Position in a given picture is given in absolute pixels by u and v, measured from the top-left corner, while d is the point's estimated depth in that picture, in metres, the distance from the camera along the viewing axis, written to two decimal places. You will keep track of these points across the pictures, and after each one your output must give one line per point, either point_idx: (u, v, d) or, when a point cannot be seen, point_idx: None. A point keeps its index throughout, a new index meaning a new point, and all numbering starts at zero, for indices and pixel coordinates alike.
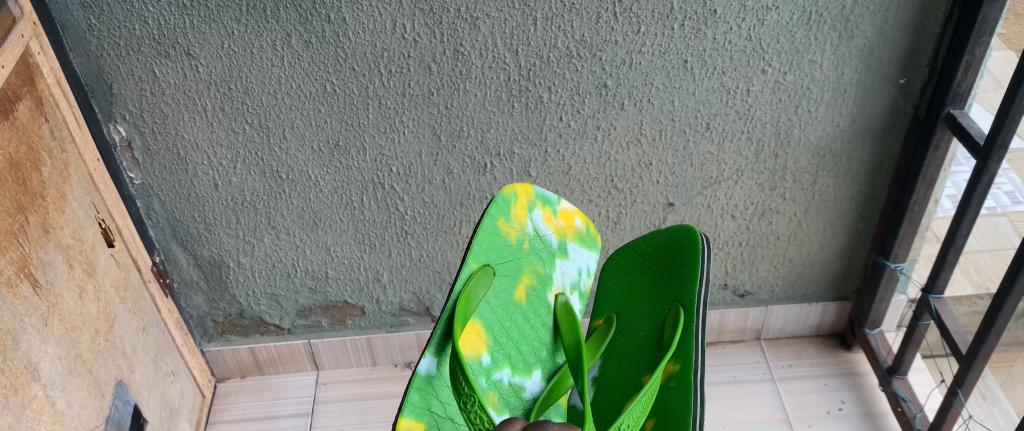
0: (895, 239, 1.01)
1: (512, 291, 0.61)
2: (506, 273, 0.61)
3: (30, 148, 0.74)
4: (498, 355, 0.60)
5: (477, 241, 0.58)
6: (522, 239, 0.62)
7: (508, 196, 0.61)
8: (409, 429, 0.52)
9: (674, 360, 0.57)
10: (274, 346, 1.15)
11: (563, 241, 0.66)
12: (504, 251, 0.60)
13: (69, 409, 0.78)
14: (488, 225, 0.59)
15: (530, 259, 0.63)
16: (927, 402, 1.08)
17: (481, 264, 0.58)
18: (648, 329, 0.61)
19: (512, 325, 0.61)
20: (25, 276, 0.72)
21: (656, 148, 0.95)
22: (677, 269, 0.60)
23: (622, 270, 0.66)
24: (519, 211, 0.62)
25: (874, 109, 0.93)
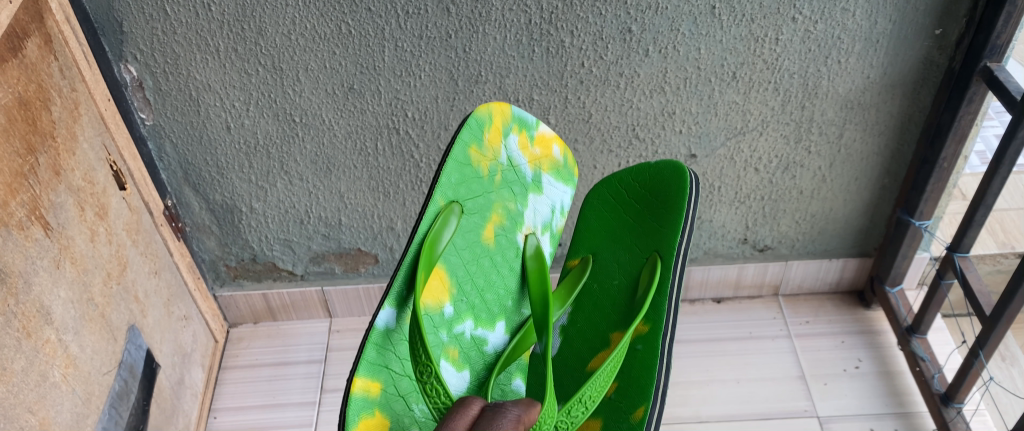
0: (921, 197, 0.99)
1: (479, 232, 0.63)
2: (475, 211, 0.62)
3: (39, 86, 0.72)
4: (461, 305, 0.62)
5: (445, 177, 0.60)
6: (495, 169, 0.64)
7: (479, 123, 0.63)
8: (364, 388, 0.52)
9: (645, 321, 0.61)
10: (287, 292, 1.15)
11: (537, 172, 0.68)
12: (471, 185, 0.62)
13: (82, 353, 0.77)
14: (459, 155, 0.61)
15: (502, 193, 0.65)
16: (947, 363, 1.06)
17: (448, 201, 0.60)
18: (621, 279, 0.65)
19: (478, 270, 0.63)
20: (36, 219, 0.70)
21: (680, 96, 0.92)
22: (659, 213, 0.64)
23: (605, 207, 0.69)
24: (493, 137, 0.64)
25: (906, 60, 0.90)
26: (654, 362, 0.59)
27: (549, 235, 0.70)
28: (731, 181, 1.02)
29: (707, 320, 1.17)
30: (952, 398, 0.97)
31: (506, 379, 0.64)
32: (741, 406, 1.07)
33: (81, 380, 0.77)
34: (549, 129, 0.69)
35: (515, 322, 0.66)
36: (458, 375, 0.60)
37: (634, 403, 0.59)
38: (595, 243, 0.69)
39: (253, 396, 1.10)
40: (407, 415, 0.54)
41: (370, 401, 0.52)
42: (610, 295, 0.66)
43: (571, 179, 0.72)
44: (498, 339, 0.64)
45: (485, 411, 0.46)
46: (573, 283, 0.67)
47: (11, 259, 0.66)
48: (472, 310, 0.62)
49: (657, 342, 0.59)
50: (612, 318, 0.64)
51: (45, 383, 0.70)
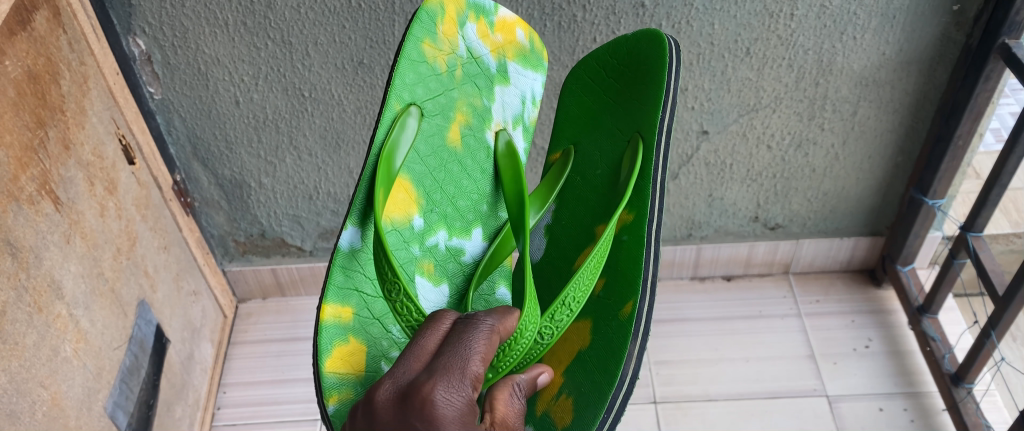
0: (935, 176, 0.98)
1: (444, 135, 0.65)
2: (435, 112, 0.64)
3: (48, 59, 0.71)
4: (432, 216, 0.64)
5: (397, 81, 0.61)
6: (454, 65, 0.66)
7: (427, 19, 0.64)
8: (334, 315, 0.56)
9: (629, 211, 0.62)
10: (296, 268, 1.14)
11: (502, 61, 0.69)
12: (428, 83, 0.64)
13: (93, 328, 0.77)
14: (411, 51, 0.63)
15: (464, 89, 0.66)
16: (958, 343, 1.06)
17: (405, 104, 0.62)
18: (604, 169, 0.67)
19: (447, 175, 0.65)
20: (46, 193, 0.70)
21: (692, 73, 0.91)
22: (639, 93, 0.65)
23: (582, 91, 0.71)
24: (447, 30, 0.65)
25: (923, 37, 0.88)
26: (641, 252, 0.61)
27: (524, 128, 0.71)
28: (743, 158, 1.01)
29: (717, 298, 1.17)
30: (963, 378, 0.97)
31: (489, 289, 0.66)
32: (750, 385, 1.07)
33: (92, 354, 0.77)
34: (509, 14, 0.69)
35: (493, 228, 0.68)
36: (436, 289, 0.63)
37: (622, 298, 0.61)
38: (581, 135, 0.70)
39: (262, 371, 1.11)
40: (385, 338, 0.58)
41: (343, 326, 0.56)
42: (594, 186, 0.68)
43: (543, 65, 0.72)
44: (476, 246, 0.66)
45: (458, 323, 0.47)
46: (551, 184, 0.70)
47: (21, 234, 0.66)
48: (445, 217, 0.65)
49: (641, 233, 0.61)
50: (594, 212, 0.67)
51: (57, 358, 0.70)
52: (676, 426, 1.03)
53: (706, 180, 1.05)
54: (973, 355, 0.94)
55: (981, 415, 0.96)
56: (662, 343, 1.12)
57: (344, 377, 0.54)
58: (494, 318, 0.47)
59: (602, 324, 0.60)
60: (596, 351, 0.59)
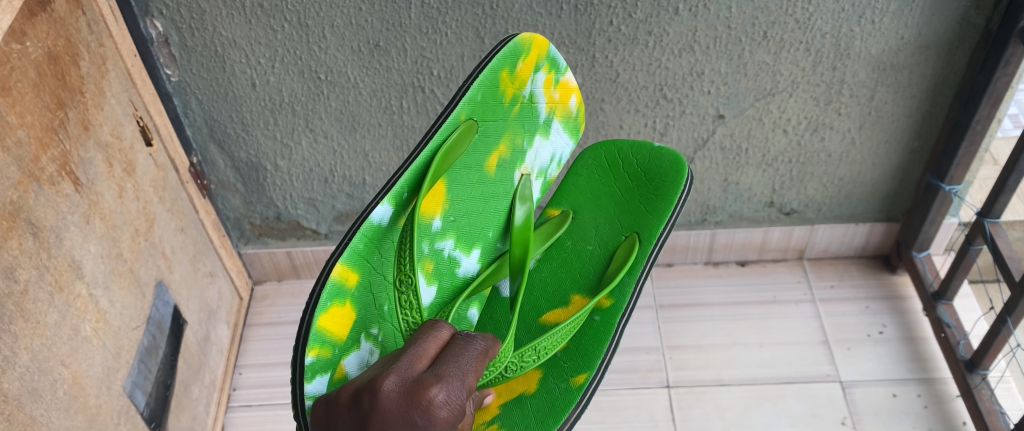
0: (953, 162, 0.97)
1: (486, 155, 0.65)
2: (488, 134, 0.65)
3: (68, 41, 0.71)
4: (448, 224, 0.63)
5: (474, 95, 0.61)
6: (517, 101, 0.67)
7: (520, 51, 0.64)
8: (340, 276, 0.52)
9: (608, 298, 0.67)
10: (311, 250, 1.15)
11: (549, 117, 0.72)
12: (493, 106, 0.64)
13: (112, 308, 0.78)
14: (495, 73, 0.63)
15: (514, 125, 0.68)
16: (972, 329, 1.06)
17: (470, 118, 0.61)
18: (597, 247, 0.72)
19: (472, 192, 0.65)
20: (66, 174, 0.70)
21: (709, 56, 0.90)
22: (647, 201, 0.72)
23: (596, 172, 0.77)
24: (525, 68, 0.66)
25: (942, 21, 0.87)
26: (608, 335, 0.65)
27: (543, 181, 0.75)
28: (759, 142, 1.01)
29: (731, 282, 1.17)
30: (978, 364, 0.97)
31: (466, 306, 0.67)
32: (764, 370, 1.07)
33: (111, 334, 0.77)
34: (572, 78, 0.73)
35: (490, 252, 0.69)
36: (427, 288, 0.62)
37: (579, 365, 0.64)
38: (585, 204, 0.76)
39: (278, 353, 1.11)
40: (373, 315, 0.55)
41: (346, 290, 0.52)
42: (580, 257, 0.72)
43: (575, 134, 0.77)
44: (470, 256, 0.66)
45: (458, 338, 0.48)
46: (552, 232, 0.74)
47: (42, 215, 0.67)
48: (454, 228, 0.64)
49: (614, 319, 0.66)
50: (578, 280, 0.71)
51: (77, 337, 0.71)
52: (689, 411, 1.03)
53: (721, 164, 1.04)
54: (988, 341, 0.94)
55: (995, 402, 0.96)
56: (675, 327, 1.12)
57: (329, 335, 0.50)
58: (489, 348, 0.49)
59: (550, 381, 0.63)
60: (538, 404, 0.61)
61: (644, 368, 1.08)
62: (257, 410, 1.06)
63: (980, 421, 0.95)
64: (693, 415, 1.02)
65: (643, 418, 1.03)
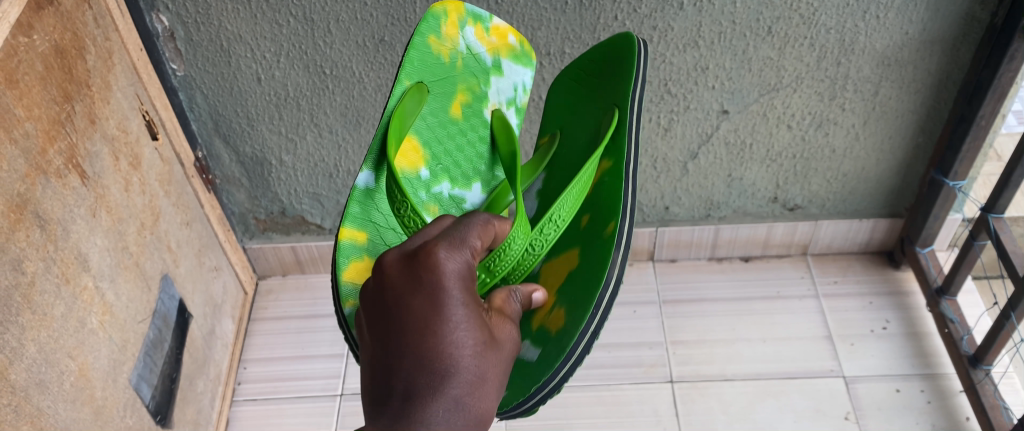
0: (957, 157, 0.97)
1: (448, 110, 0.66)
2: (438, 92, 0.66)
3: (74, 35, 0.72)
4: (437, 169, 0.65)
5: (410, 59, 0.63)
6: (455, 57, 0.67)
7: (438, 17, 0.66)
8: (352, 238, 0.59)
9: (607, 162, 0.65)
10: (315, 245, 1.15)
11: (496, 58, 0.71)
12: (432, 69, 0.65)
13: (118, 301, 0.78)
14: (420, 42, 0.64)
15: (465, 77, 0.68)
16: (976, 325, 1.05)
17: (413, 82, 0.63)
18: (586, 137, 0.69)
19: (450, 141, 0.66)
20: (73, 167, 0.71)
21: (714, 51, 0.90)
22: (615, 78, 0.69)
23: (569, 83, 0.74)
24: (451, 30, 0.67)
25: (947, 16, 0.87)
26: (620, 187, 0.62)
27: (516, 111, 0.73)
28: (763, 138, 1.01)
29: (734, 278, 1.17)
30: (982, 360, 0.97)
31: None
32: (767, 365, 1.07)
33: (117, 327, 0.78)
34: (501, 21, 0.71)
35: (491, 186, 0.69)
36: None
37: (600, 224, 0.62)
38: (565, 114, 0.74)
39: (283, 347, 1.12)
40: None
41: (361, 246, 0.59)
42: (576, 154, 0.70)
43: (531, 63, 0.74)
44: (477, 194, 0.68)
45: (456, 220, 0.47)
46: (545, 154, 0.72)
47: (50, 207, 0.67)
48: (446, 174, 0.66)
49: (620, 173, 0.63)
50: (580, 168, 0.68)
51: (84, 330, 0.71)
52: (693, 405, 1.03)
53: (725, 160, 1.05)
54: (992, 337, 0.94)
55: (999, 397, 0.96)
56: (679, 322, 1.12)
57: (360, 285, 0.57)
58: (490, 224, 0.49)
59: (587, 249, 0.61)
60: (580, 272, 0.60)
61: (648, 363, 1.08)
62: (262, 404, 1.06)
63: (983, 416, 0.95)
64: (697, 410, 1.02)
65: (647, 413, 1.03)
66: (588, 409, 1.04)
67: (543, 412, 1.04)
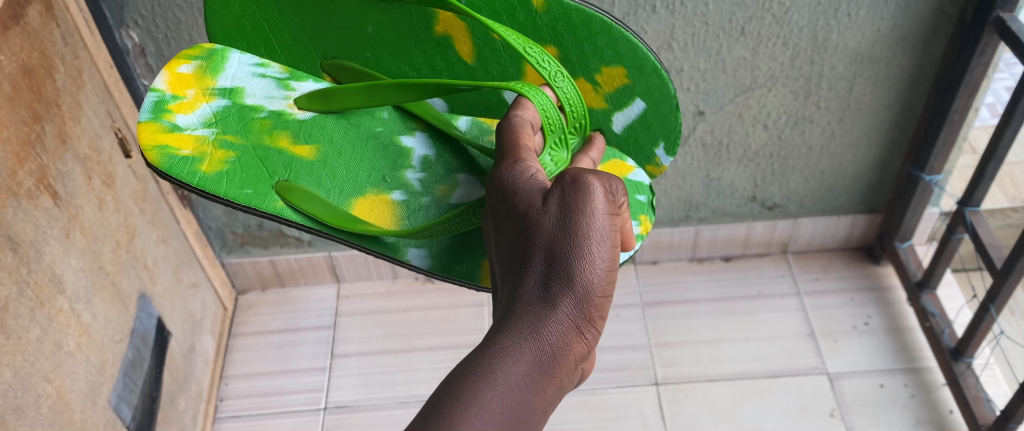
0: (932, 152, 0.97)
1: (292, 160, 0.60)
2: (274, 164, 0.60)
3: (42, 54, 0.71)
4: (393, 177, 0.61)
5: (242, 162, 0.59)
6: (257, 126, 0.61)
7: (201, 104, 0.61)
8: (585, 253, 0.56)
9: (619, 69, 0.55)
10: (295, 258, 1.15)
11: (289, 88, 0.63)
12: (264, 152, 0.60)
13: (95, 322, 0.77)
14: (240, 135, 0.60)
15: (269, 133, 0.61)
16: (957, 318, 1.06)
17: (276, 179, 0.59)
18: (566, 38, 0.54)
19: (339, 173, 0.61)
20: (44, 188, 0.70)
21: (688, 53, 0.90)
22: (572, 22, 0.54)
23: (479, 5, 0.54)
24: (208, 109, 0.61)
25: (917, 12, 0.87)
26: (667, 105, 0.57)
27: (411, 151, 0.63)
28: (740, 137, 1.01)
29: (716, 278, 1.17)
30: (963, 353, 0.97)
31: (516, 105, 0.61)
32: (751, 364, 1.07)
33: (95, 348, 0.77)
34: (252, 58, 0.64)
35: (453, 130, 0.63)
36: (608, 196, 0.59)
37: (557, 37, 0.55)
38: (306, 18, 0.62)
39: (265, 362, 1.11)
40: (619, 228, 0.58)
41: None
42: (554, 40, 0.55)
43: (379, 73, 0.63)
44: (216, 125, 0.60)
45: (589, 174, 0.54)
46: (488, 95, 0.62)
47: (21, 229, 0.66)
48: (256, 172, 0.59)
49: (647, 84, 0.56)
50: (574, 59, 0.55)
51: (60, 352, 0.70)
52: (678, 408, 1.03)
53: (703, 161, 1.05)
54: (972, 329, 0.94)
55: (981, 389, 0.97)
56: (662, 324, 1.12)
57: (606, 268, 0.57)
58: (525, 112, 0.50)
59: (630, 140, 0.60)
60: (590, 72, 0.56)
61: (632, 365, 1.08)
62: (245, 420, 1.05)
63: (966, 409, 0.96)
64: (682, 411, 1.03)
65: (633, 416, 1.03)
66: (573, 414, 1.04)
67: None
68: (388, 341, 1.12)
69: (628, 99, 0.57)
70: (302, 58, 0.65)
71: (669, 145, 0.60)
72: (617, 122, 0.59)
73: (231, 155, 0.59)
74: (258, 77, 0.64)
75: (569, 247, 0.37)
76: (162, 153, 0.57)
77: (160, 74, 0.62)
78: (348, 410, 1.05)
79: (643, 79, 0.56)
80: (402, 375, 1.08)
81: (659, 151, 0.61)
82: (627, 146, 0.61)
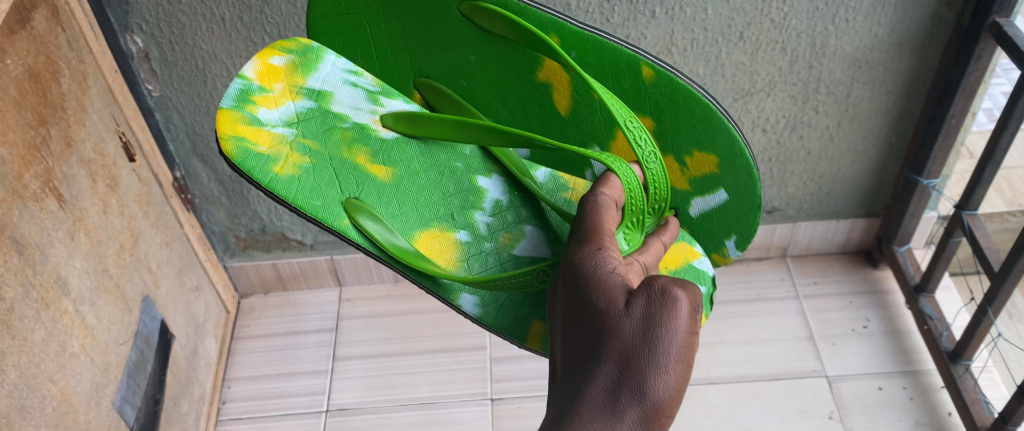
0: (930, 156, 0.98)
1: (364, 180, 0.63)
2: (347, 183, 0.62)
3: (48, 58, 0.72)
4: (461, 215, 0.64)
5: (314, 173, 0.62)
6: (336, 140, 0.64)
7: (290, 103, 0.64)
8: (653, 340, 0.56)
9: (710, 156, 0.55)
10: (297, 261, 1.16)
11: (374, 107, 0.66)
12: (341, 170, 0.63)
13: (99, 324, 0.78)
14: (319, 145, 0.63)
15: (347, 149, 0.64)
16: (955, 321, 1.07)
17: (345, 196, 0.62)
18: (664, 115, 0.54)
19: (409, 201, 0.64)
20: (50, 191, 0.70)
21: (687, 59, 0.91)
22: (676, 99, 0.53)
23: (588, 59, 0.55)
24: (294, 110, 0.64)
25: (915, 18, 0.88)
26: (749, 201, 0.56)
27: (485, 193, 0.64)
28: None
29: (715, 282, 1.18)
30: (961, 355, 0.98)
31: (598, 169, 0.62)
32: (750, 367, 1.07)
33: (99, 350, 0.77)
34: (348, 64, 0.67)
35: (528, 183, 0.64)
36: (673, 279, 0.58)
37: (658, 111, 0.55)
38: (413, 42, 0.64)
39: (266, 365, 1.12)
40: None
41: None
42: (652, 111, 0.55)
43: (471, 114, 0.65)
44: (296, 127, 0.63)
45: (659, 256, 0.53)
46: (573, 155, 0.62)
47: (27, 231, 0.67)
48: (326, 182, 0.62)
49: (735, 176, 0.55)
50: (667, 134, 0.55)
51: (65, 353, 0.71)
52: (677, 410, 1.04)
53: None
54: (971, 332, 0.94)
55: (979, 391, 0.97)
56: None
57: None
58: (609, 188, 0.51)
59: (705, 227, 0.59)
60: (683, 153, 0.56)
61: None
62: (247, 422, 1.06)
63: (965, 411, 0.96)
64: (682, 413, 1.03)
65: None
66: None
67: (528, 423, 1.03)
68: (388, 344, 1.13)
69: (711, 188, 0.56)
70: (396, 71, 0.67)
71: (742, 238, 0.59)
72: (694, 206, 0.58)
73: (306, 160, 0.62)
74: (349, 85, 0.67)
75: (646, 360, 0.38)
76: (243, 144, 0.60)
77: (253, 63, 0.66)
78: (349, 412, 1.06)
79: (733, 172, 0.55)
80: (403, 377, 1.09)
81: (729, 242, 0.60)
82: (698, 230, 0.60)
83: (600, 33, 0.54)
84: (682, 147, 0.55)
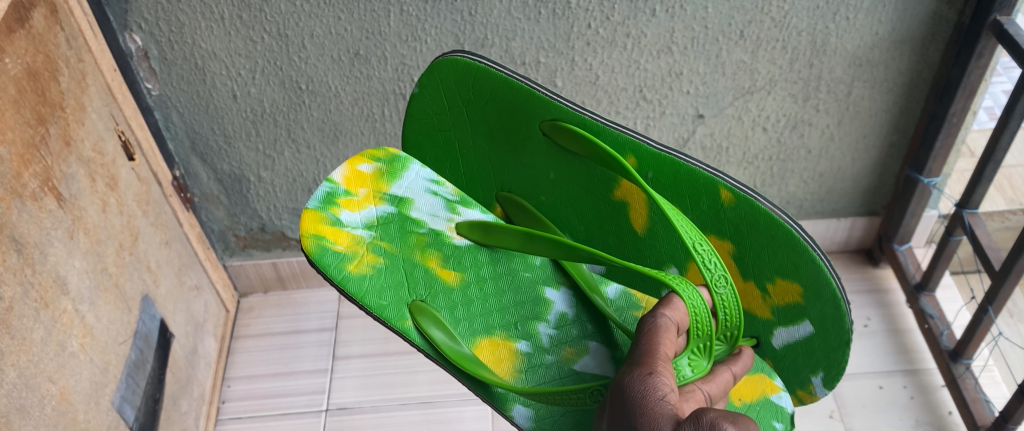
0: (930, 154, 0.98)
1: (433, 285, 0.63)
2: (416, 287, 0.62)
3: (47, 57, 0.71)
4: (525, 324, 0.62)
5: (385, 273, 0.63)
6: (410, 245, 0.65)
7: (373, 206, 0.66)
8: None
9: (794, 284, 0.52)
10: (296, 260, 1.15)
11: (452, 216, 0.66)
12: (412, 273, 0.63)
13: (98, 324, 0.77)
14: (392, 248, 0.64)
15: (421, 254, 0.64)
16: (956, 320, 1.07)
17: (412, 299, 0.62)
18: (742, 238, 0.52)
19: (477, 306, 0.63)
20: (49, 190, 0.70)
21: (688, 57, 0.91)
22: (754, 222, 0.51)
23: (664, 180, 0.54)
24: (376, 213, 0.65)
25: (916, 16, 0.88)
26: (835, 337, 0.52)
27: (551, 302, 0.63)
28: (740, 141, 1.02)
29: None
30: (962, 354, 0.97)
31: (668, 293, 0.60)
32: None
33: (98, 349, 0.77)
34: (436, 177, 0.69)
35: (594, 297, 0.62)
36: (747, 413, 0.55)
37: (737, 234, 0.53)
38: (496, 152, 0.64)
39: (266, 364, 1.12)
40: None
41: None
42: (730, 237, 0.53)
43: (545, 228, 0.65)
44: (376, 229, 0.65)
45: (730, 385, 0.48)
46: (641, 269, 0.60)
47: (26, 231, 0.67)
48: (397, 282, 0.63)
49: (821, 308, 0.51)
50: (747, 260, 0.53)
51: (64, 353, 0.71)
52: None
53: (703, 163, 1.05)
54: (971, 331, 0.94)
55: (980, 390, 0.97)
56: None
57: None
58: (672, 310, 0.47)
59: (789, 361, 0.56)
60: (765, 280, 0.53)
61: None
62: (246, 422, 1.06)
63: (966, 410, 0.96)
64: None
65: None
66: None
67: None
68: (388, 343, 1.13)
69: (795, 319, 0.53)
70: (476, 184, 0.68)
71: (830, 376, 0.54)
72: (777, 337, 0.55)
73: (379, 261, 0.63)
74: (431, 193, 0.67)
75: None
76: (320, 243, 0.62)
77: (342, 169, 0.68)
78: (349, 411, 1.06)
79: (818, 302, 0.51)
80: (402, 376, 1.09)
81: (816, 380, 0.55)
82: (779, 362, 0.57)
83: (678, 153, 0.53)
84: (762, 276, 0.53)
